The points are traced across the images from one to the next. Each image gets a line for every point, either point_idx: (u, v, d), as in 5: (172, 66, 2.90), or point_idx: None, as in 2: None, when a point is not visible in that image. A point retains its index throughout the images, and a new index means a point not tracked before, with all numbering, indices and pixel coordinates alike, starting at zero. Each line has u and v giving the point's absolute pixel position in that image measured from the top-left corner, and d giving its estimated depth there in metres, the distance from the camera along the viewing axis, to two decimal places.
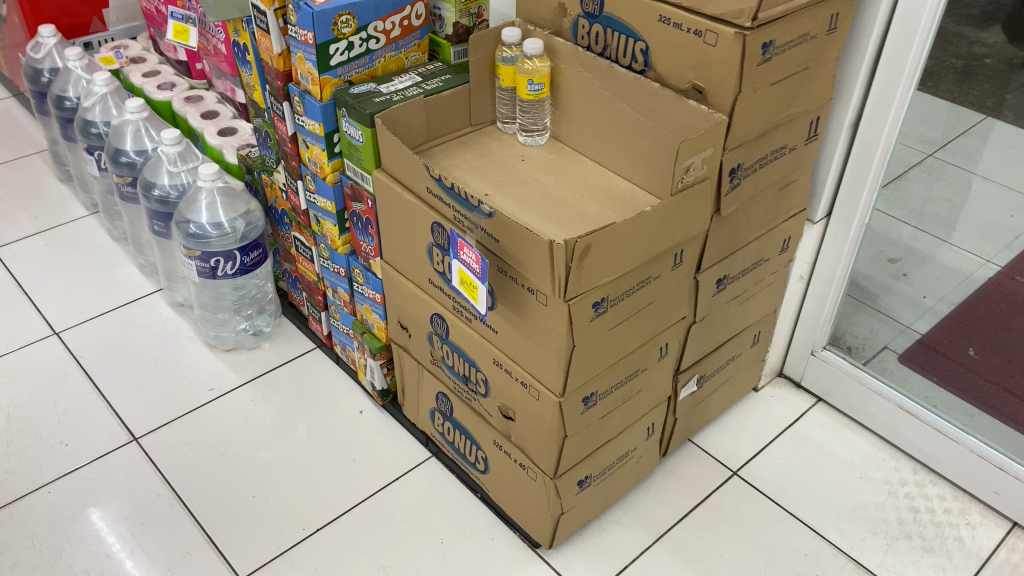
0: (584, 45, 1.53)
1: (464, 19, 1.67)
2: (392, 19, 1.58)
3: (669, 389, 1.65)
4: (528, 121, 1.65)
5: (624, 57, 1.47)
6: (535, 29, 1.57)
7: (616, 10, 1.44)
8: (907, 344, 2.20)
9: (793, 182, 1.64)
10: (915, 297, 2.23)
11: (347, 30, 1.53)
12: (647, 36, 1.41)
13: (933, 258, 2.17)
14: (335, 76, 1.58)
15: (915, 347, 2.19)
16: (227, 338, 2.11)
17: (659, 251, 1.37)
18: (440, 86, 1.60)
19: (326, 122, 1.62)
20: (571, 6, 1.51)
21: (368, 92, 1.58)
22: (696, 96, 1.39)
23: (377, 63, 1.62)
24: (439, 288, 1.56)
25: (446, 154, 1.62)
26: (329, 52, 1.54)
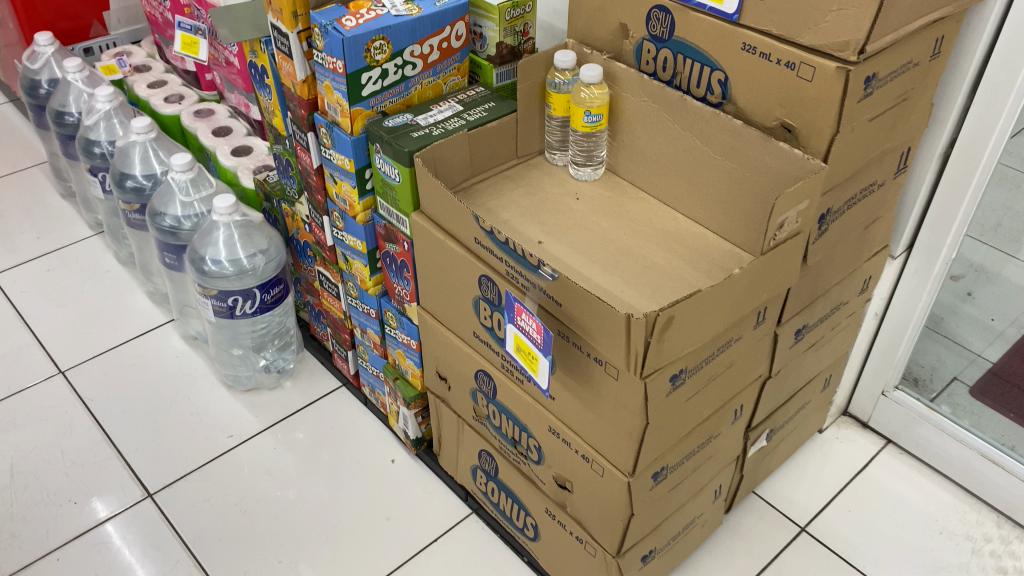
0: (648, 71, 1.36)
1: (509, 39, 1.49)
2: (430, 41, 1.42)
3: (739, 449, 1.49)
4: (581, 153, 1.48)
5: (698, 87, 1.29)
6: (592, 52, 1.40)
7: (690, 35, 1.26)
8: (979, 374, 2.05)
9: (878, 220, 1.47)
10: (983, 320, 2.05)
11: (381, 57, 1.37)
12: (726, 66, 1.24)
13: (999, 275, 1.98)
14: (368, 107, 1.41)
15: (988, 379, 2.04)
16: (245, 378, 1.95)
17: (743, 314, 1.20)
18: (484, 116, 1.44)
19: (357, 157, 1.45)
20: (636, 27, 1.34)
21: (405, 125, 1.41)
22: (783, 134, 1.22)
23: (413, 90, 1.45)
24: (486, 345, 1.40)
25: (491, 192, 1.45)
26: (361, 81, 1.37)
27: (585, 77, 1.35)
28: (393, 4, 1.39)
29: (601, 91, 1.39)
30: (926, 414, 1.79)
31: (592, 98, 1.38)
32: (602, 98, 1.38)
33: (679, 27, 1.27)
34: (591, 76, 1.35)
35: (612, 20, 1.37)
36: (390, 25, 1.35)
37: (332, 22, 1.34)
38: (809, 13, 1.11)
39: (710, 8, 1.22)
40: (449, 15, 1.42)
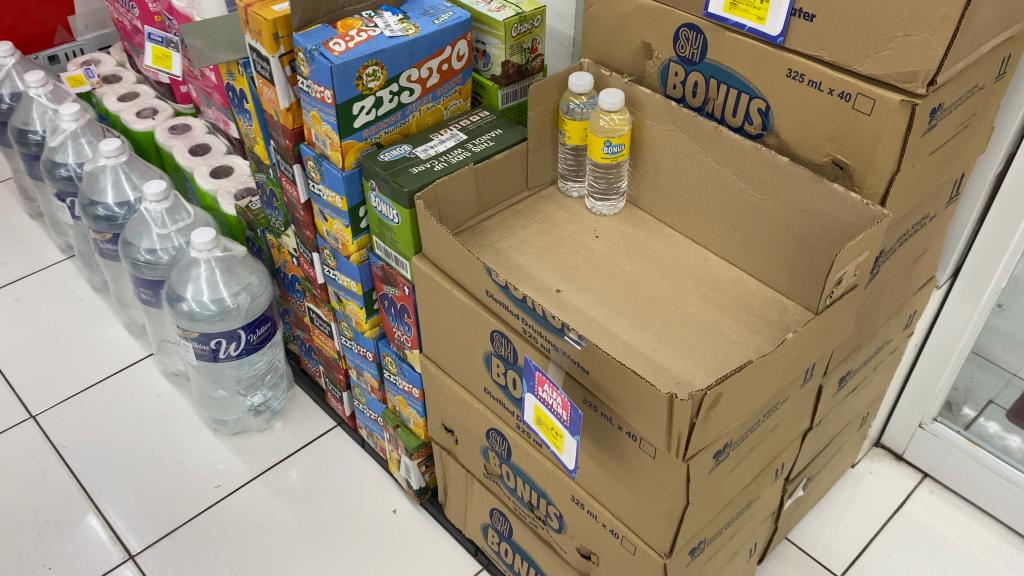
0: (675, 96, 1.21)
1: (516, 57, 1.34)
2: (429, 63, 1.26)
3: (777, 505, 1.36)
4: (599, 184, 1.34)
5: (734, 115, 1.15)
6: (611, 74, 1.25)
7: (726, 59, 1.12)
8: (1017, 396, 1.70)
9: (926, 253, 1.34)
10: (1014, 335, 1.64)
11: (374, 84, 1.22)
12: (768, 93, 1.09)
13: None
14: (360, 139, 1.26)
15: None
16: (231, 421, 1.80)
17: (792, 376, 1.07)
18: (490, 146, 1.29)
19: (350, 194, 1.30)
20: (661, 48, 1.19)
21: (403, 159, 1.26)
22: (833, 172, 1.08)
23: (410, 118, 1.30)
24: (499, 403, 1.25)
25: (500, 231, 1.30)
26: (353, 112, 1.22)
27: (606, 101, 1.20)
28: (387, 24, 1.24)
29: (622, 122, 1.24)
30: (967, 448, 1.67)
31: (613, 129, 1.24)
32: (622, 130, 1.25)
33: (713, 50, 1.13)
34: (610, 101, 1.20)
35: (634, 39, 1.22)
36: (384, 49, 1.20)
37: (318, 47, 1.19)
38: (870, 38, 0.97)
39: (750, 29, 1.07)
40: (450, 34, 1.26)
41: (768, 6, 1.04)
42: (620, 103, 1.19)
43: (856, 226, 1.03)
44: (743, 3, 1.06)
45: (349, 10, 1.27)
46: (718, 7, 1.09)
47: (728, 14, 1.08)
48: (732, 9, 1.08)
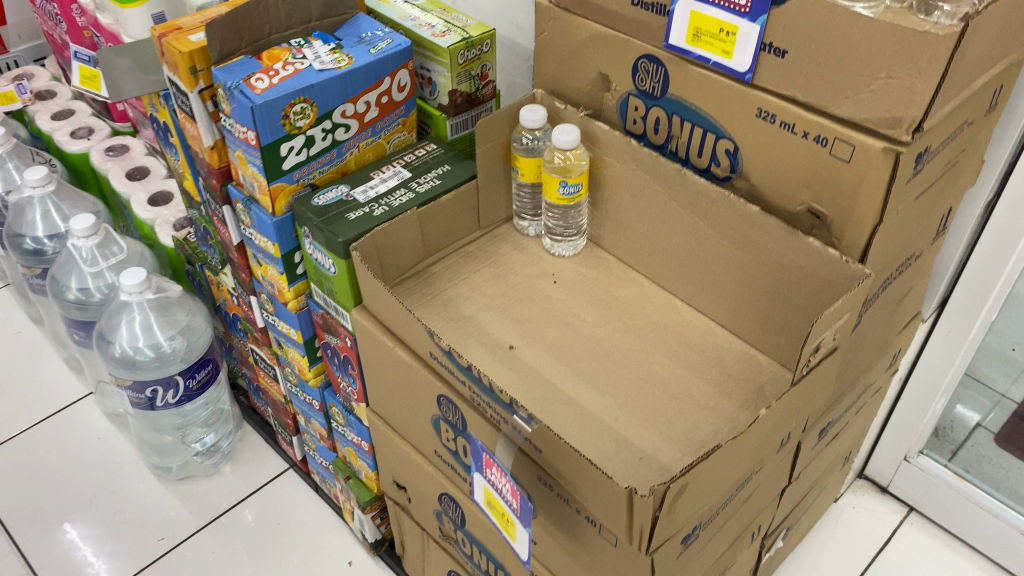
0: (636, 132, 1.11)
1: (464, 85, 1.23)
2: (367, 97, 1.15)
3: (754, 562, 1.27)
4: (556, 224, 1.23)
5: (699, 155, 1.04)
6: (566, 106, 1.14)
7: (690, 94, 1.01)
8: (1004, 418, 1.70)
9: (911, 292, 1.24)
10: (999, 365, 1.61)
11: (303, 122, 1.10)
12: (736, 134, 0.99)
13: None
14: (291, 181, 1.14)
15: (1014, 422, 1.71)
16: (176, 467, 1.69)
17: (766, 448, 0.96)
18: (435, 186, 1.17)
19: (283, 240, 1.18)
20: (620, 79, 1.08)
21: (339, 202, 1.15)
22: (809, 220, 0.97)
23: (347, 156, 1.18)
24: (450, 467, 1.14)
25: (449, 278, 1.19)
26: (281, 153, 1.10)
27: (561, 137, 1.09)
28: (318, 55, 1.12)
29: (578, 163, 1.14)
30: (955, 484, 1.59)
31: (568, 172, 1.14)
32: (578, 171, 1.14)
33: (676, 84, 1.02)
34: (566, 137, 1.09)
35: (590, 69, 1.11)
36: (313, 85, 1.08)
37: (239, 83, 1.06)
38: (848, 79, 0.86)
39: (714, 63, 0.97)
40: (388, 64, 1.15)
41: (735, 39, 0.93)
42: (574, 140, 1.08)
43: (835, 283, 0.93)
44: (706, 36, 0.96)
45: (276, 38, 1.16)
46: (679, 39, 0.98)
47: (691, 46, 0.98)
48: (694, 41, 0.97)
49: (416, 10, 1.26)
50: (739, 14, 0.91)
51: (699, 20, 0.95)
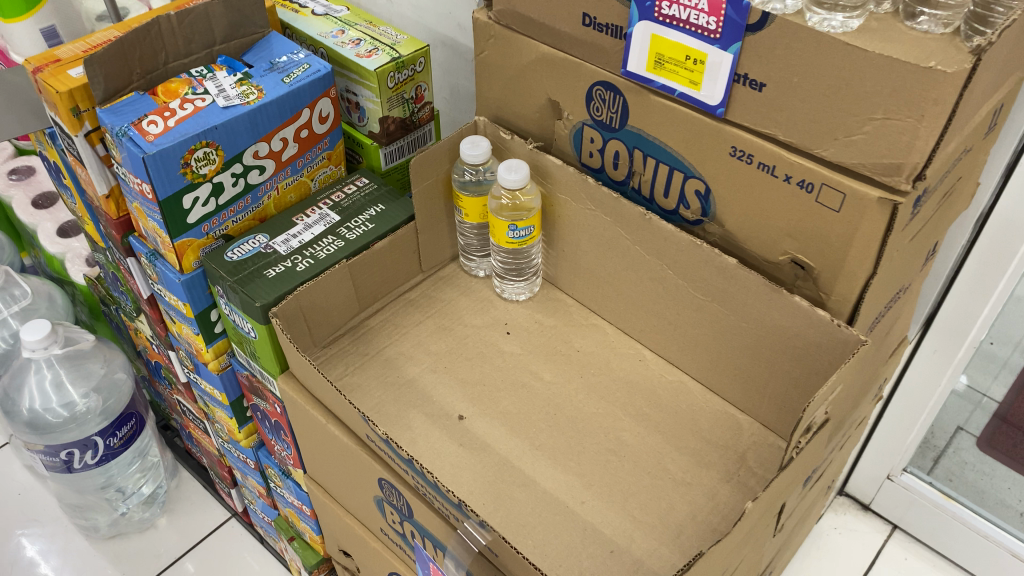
0: (593, 166, 0.97)
1: (397, 110, 1.08)
2: (283, 133, 0.99)
3: None
4: (505, 267, 1.10)
5: (666, 195, 0.91)
6: (513, 137, 1.00)
7: (653, 128, 0.88)
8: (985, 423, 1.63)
9: (899, 321, 1.13)
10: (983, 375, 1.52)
11: (208, 169, 0.94)
12: (708, 174, 0.86)
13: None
14: (200, 234, 0.99)
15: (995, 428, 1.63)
16: (104, 525, 1.53)
17: (753, 532, 0.85)
18: (368, 230, 1.03)
19: (196, 300, 1.03)
20: (572, 108, 0.95)
21: (257, 257, 1.00)
22: (793, 271, 0.85)
23: (266, 200, 1.03)
24: (399, 548, 1.02)
25: (389, 333, 1.05)
26: (184, 206, 0.95)
27: (505, 177, 0.95)
28: (222, 88, 0.96)
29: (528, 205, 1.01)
30: (941, 503, 1.51)
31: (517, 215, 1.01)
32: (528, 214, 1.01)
33: (636, 115, 0.89)
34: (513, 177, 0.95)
35: (538, 95, 0.97)
36: (216, 126, 0.92)
37: (128, 128, 0.91)
38: (837, 118, 0.74)
39: (681, 94, 0.83)
40: (306, 94, 0.99)
41: (703, 69, 0.80)
42: (520, 179, 0.94)
43: (825, 347, 0.81)
44: (670, 64, 0.82)
45: (174, 67, 1.00)
46: (639, 66, 0.85)
47: (652, 74, 0.84)
48: (657, 69, 0.84)
49: (337, 25, 1.10)
50: (708, 40, 0.78)
51: (661, 46, 0.82)
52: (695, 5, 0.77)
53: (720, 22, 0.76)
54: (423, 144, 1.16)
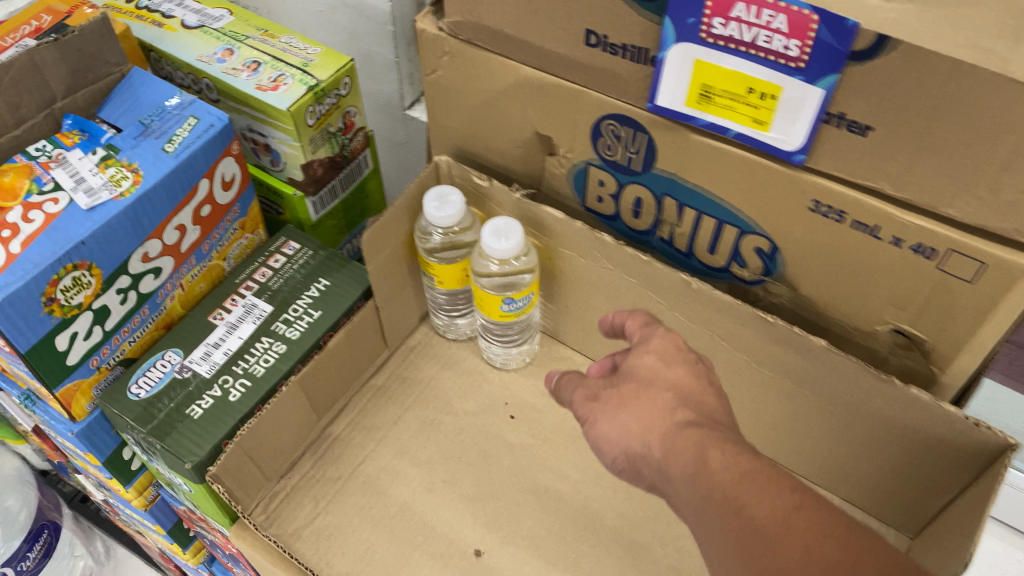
0: (603, 211, 0.74)
1: (323, 149, 0.81)
2: (177, 217, 0.72)
3: None
4: (494, 330, 0.86)
5: (712, 251, 0.69)
6: (492, 182, 0.75)
7: (693, 173, 0.65)
8: None
9: None
10: None
11: (84, 296, 0.67)
12: (775, 230, 0.64)
13: None
14: (89, 372, 0.72)
15: None
16: None
17: None
18: (313, 323, 0.78)
19: (99, 445, 0.77)
20: (570, 143, 0.71)
21: (173, 387, 0.74)
22: (893, 339, 0.66)
23: (169, 302, 0.76)
24: None
25: (362, 441, 0.82)
26: (58, 349, 0.68)
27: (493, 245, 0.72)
28: (80, 176, 0.68)
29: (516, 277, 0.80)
30: None
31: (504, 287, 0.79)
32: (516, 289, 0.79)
33: (667, 156, 0.66)
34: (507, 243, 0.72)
35: (520, 126, 0.72)
36: (83, 240, 0.65)
37: None
38: (982, 171, 0.52)
39: (737, 134, 0.61)
40: (200, 161, 0.72)
41: (774, 105, 0.57)
42: (512, 245, 0.71)
43: (950, 442, 0.63)
44: (722, 98, 0.59)
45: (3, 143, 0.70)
46: (673, 99, 0.61)
47: (694, 110, 0.61)
48: (701, 104, 0.60)
49: (222, 41, 0.81)
50: (786, 70, 0.55)
51: (710, 75, 0.58)
52: (768, 23, 0.53)
53: (806, 46, 0.53)
54: (358, 177, 0.90)
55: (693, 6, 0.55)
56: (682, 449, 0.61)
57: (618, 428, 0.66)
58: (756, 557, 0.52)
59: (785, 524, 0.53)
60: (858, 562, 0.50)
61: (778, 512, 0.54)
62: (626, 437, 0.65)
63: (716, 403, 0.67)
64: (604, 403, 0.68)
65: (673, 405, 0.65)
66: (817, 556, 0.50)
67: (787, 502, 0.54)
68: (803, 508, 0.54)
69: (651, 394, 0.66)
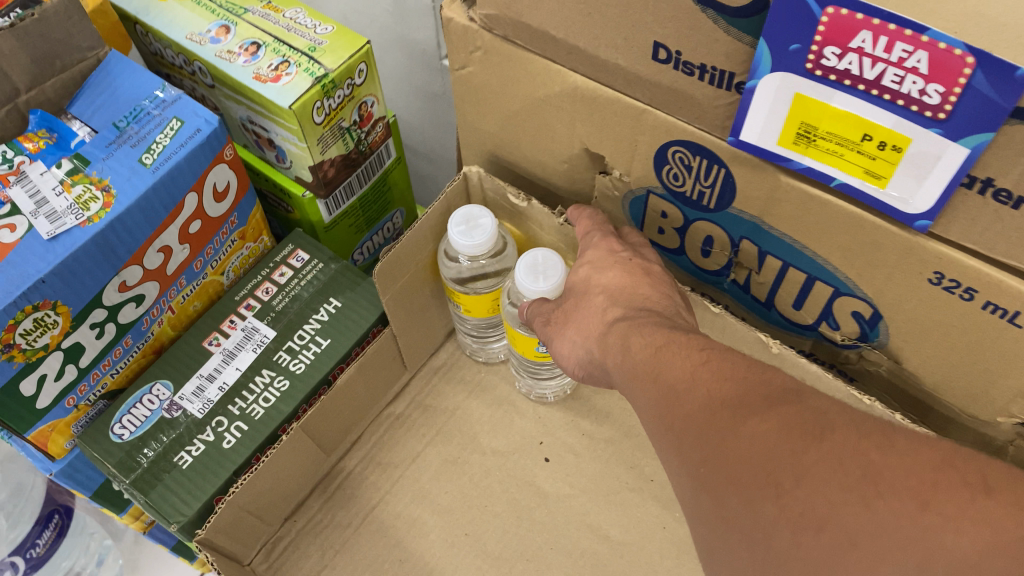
0: (663, 244, 0.62)
1: (335, 147, 0.69)
2: (160, 239, 0.61)
3: None
4: (523, 365, 0.76)
5: (796, 306, 0.57)
6: (530, 203, 0.64)
7: (783, 220, 0.52)
8: None
9: None
10: None
11: (50, 337, 0.58)
12: (879, 296, 0.52)
13: None
14: (65, 411, 0.63)
15: None
16: None
17: None
18: (320, 353, 0.68)
19: (85, 481, 0.69)
20: (626, 166, 0.58)
21: (161, 428, 0.65)
22: (1015, 431, 0.54)
23: (157, 327, 0.67)
24: None
25: (377, 480, 0.73)
26: (24, 394, 0.59)
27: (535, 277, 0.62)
28: (41, 195, 0.57)
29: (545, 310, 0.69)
30: None
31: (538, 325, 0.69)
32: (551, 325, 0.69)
33: (747, 196, 0.52)
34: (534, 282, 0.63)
35: (567, 140, 0.59)
36: (43, 277, 0.55)
37: None
38: None
39: (842, 185, 0.47)
40: (185, 173, 0.60)
41: (897, 158, 0.44)
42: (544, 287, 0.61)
43: None
44: (827, 141, 0.45)
45: None
46: (760, 134, 0.48)
47: (789, 150, 0.48)
48: (799, 145, 0.47)
49: (218, 15, 0.69)
50: (918, 119, 0.41)
51: (815, 112, 0.44)
52: (901, 61, 0.39)
53: (953, 94, 0.38)
54: (380, 168, 0.78)
55: (802, 29, 0.41)
56: (607, 350, 0.52)
57: (572, 349, 0.57)
58: (692, 437, 0.41)
59: (687, 380, 0.44)
60: (748, 396, 0.41)
61: (680, 370, 0.44)
62: (577, 359, 0.57)
63: (656, 269, 0.58)
64: (555, 325, 0.59)
65: (615, 305, 0.55)
66: (713, 401, 0.42)
67: (687, 358, 0.45)
68: (708, 359, 0.45)
69: (588, 301, 0.58)
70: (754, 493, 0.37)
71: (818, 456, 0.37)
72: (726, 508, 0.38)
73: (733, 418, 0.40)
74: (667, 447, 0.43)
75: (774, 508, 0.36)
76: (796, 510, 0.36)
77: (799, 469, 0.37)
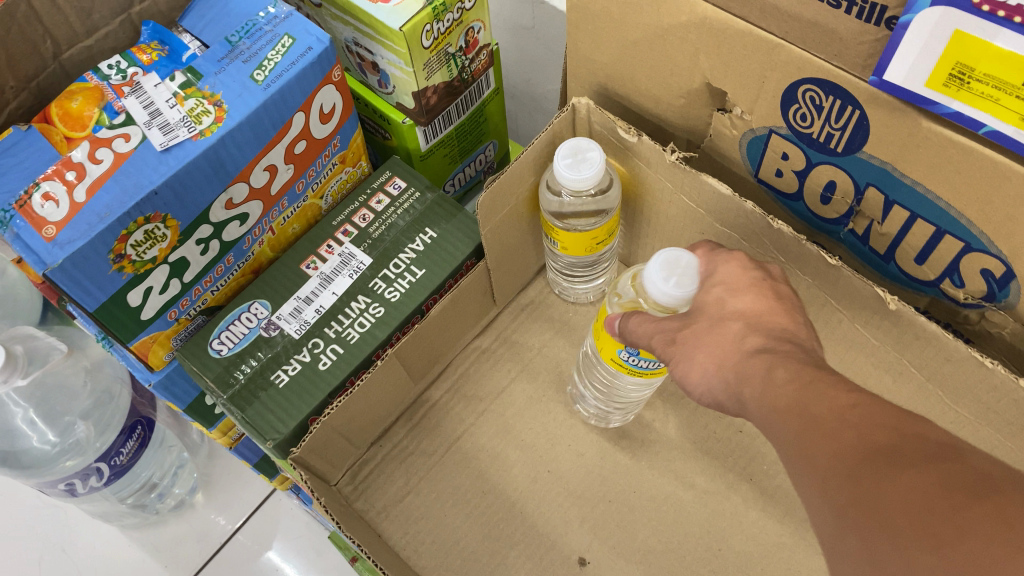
0: (779, 187, 0.59)
1: (440, 74, 0.68)
2: (267, 157, 0.61)
3: None
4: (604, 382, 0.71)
5: (920, 261, 0.54)
6: (641, 139, 0.61)
7: (918, 167, 0.49)
8: None
9: None
10: None
11: (158, 249, 0.58)
12: (1016, 255, 0.49)
13: None
14: (167, 325, 0.64)
15: None
16: None
17: None
18: (415, 284, 0.68)
19: (180, 394, 0.71)
20: (749, 105, 0.55)
21: (259, 347, 0.66)
22: None
23: (257, 248, 0.67)
24: None
25: (462, 412, 0.74)
26: (131, 305, 0.60)
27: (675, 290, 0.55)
28: (155, 107, 0.57)
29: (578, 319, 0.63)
30: None
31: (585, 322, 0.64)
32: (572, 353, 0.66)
33: (882, 142, 0.50)
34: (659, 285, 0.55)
35: (688, 74, 0.57)
36: (156, 190, 0.55)
37: (11, 214, 0.54)
38: None
39: (991, 133, 0.44)
40: (294, 93, 0.60)
41: None
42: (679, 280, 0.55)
43: None
44: (982, 84, 0.42)
45: (72, 54, 0.60)
46: (908, 74, 0.45)
47: (937, 93, 0.44)
48: (949, 87, 0.44)
49: None
50: None
51: (973, 50, 0.41)
52: None
53: None
54: (478, 99, 0.76)
55: None
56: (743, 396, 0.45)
57: (702, 377, 0.49)
58: (844, 481, 0.37)
59: (833, 419, 0.40)
60: (901, 446, 0.37)
61: (828, 406, 0.40)
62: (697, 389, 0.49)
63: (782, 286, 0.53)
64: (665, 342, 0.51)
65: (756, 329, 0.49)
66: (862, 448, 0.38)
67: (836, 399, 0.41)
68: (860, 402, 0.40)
69: (721, 327, 0.50)
70: (910, 541, 0.34)
71: (978, 510, 0.33)
72: (873, 553, 0.35)
73: (891, 463, 0.36)
74: (811, 486, 0.39)
75: (933, 558, 0.33)
76: (955, 558, 0.32)
77: (957, 522, 0.33)
